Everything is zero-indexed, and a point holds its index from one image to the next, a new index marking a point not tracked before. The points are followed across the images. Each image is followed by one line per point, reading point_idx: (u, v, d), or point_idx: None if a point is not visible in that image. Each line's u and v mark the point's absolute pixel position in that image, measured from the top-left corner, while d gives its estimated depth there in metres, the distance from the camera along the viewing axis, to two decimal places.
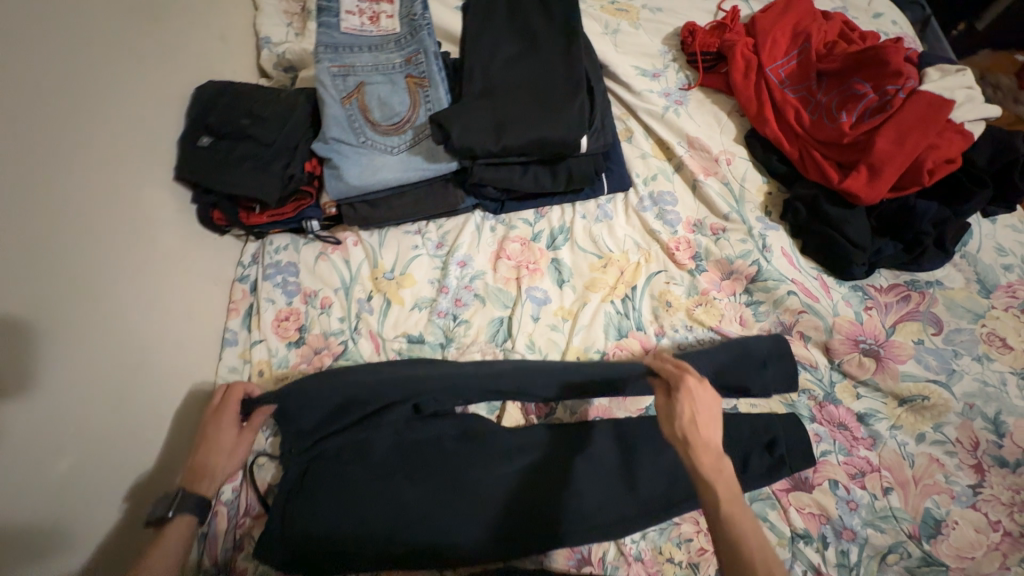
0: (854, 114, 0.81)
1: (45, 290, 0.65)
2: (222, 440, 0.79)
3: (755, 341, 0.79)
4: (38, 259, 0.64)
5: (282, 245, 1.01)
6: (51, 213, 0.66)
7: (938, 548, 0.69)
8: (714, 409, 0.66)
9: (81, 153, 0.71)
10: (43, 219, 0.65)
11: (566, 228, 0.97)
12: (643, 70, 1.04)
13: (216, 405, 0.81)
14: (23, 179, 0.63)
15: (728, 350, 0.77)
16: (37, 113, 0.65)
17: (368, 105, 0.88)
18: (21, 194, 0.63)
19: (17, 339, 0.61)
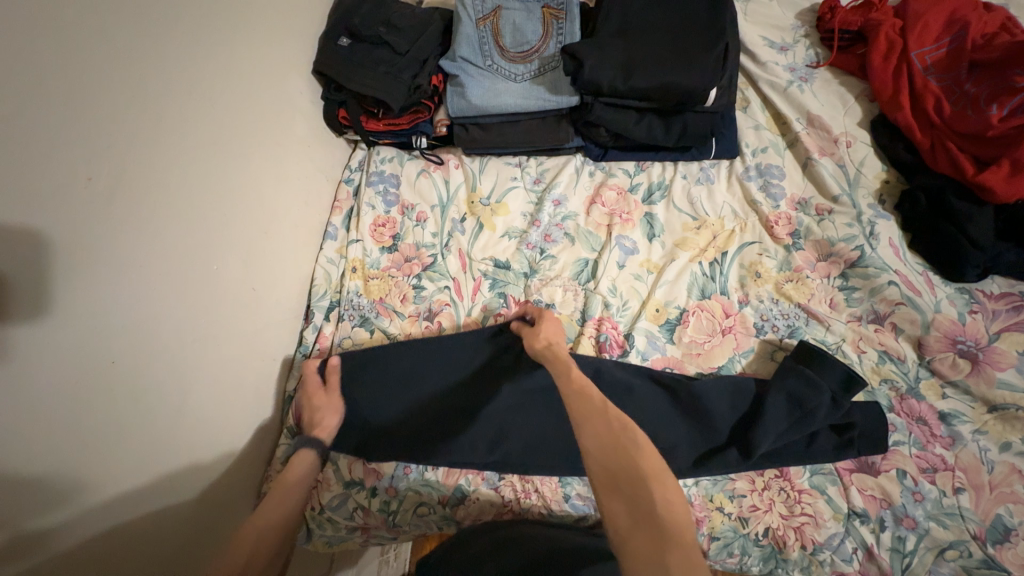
0: (1006, 108, 0.76)
1: (203, 145, 0.73)
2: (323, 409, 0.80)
3: (826, 370, 0.77)
4: (204, 112, 0.73)
5: (387, 157, 1.06)
6: (215, 73, 0.75)
7: (1003, 554, 0.68)
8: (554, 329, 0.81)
9: (243, 30, 0.80)
10: (208, 77, 0.74)
11: (665, 185, 0.97)
12: (771, 42, 1.02)
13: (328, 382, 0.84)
14: (201, 35, 0.72)
15: (798, 375, 0.77)
16: None
17: (501, 30, 0.91)
18: (198, 47, 0.72)
19: (180, 177, 0.70)
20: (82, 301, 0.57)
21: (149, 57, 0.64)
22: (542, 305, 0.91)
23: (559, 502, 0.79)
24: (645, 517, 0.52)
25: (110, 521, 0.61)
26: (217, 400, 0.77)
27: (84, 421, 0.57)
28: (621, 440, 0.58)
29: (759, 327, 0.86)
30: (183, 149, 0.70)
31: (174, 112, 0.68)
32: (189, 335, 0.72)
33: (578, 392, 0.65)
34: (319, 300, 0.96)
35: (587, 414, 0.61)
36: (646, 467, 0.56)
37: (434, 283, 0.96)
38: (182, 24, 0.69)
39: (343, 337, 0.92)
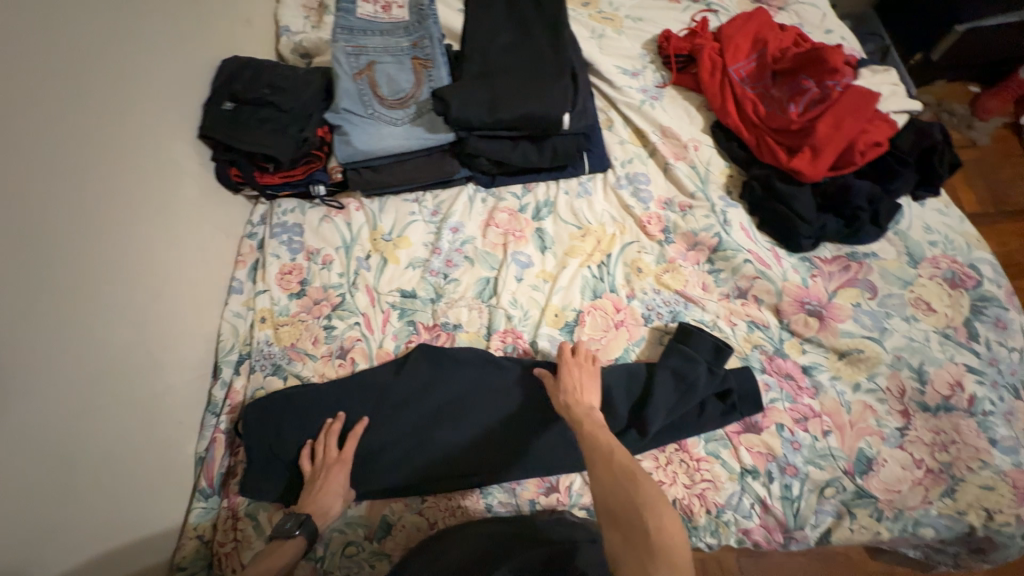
0: (801, 105, 0.94)
1: (79, 218, 0.74)
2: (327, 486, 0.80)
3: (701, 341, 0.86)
4: (80, 187, 0.75)
5: (289, 208, 1.09)
6: (89, 150, 0.77)
7: (869, 482, 0.77)
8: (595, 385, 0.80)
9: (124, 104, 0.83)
10: (83, 153, 0.75)
11: (550, 202, 1.07)
12: (624, 69, 1.17)
13: (327, 450, 0.84)
14: (71, 114, 0.74)
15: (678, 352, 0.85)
16: (87, 63, 0.77)
17: (377, 82, 0.99)
18: (67, 127, 0.73)
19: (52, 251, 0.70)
20: None
21: (18, 142, 0.66)
22: (450, 326, 0.96)
23: (483, 512, 0.82)
24: (641, 546, 0.56)
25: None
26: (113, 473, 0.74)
27: None
28: (622, 482, 0.61)
29: (646, 316, 0.95)
30: (58, 226, 0.71)
31: (42, 191, 0.69)
32: (71, 411, 0.70)
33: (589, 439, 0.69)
34: (226, 355, 0.96)
35: (597, 458, 0.65)
36: (646, 506, 0.58)
37: (345, 321, 0.98)
38: (52, 106, 0.71)
39: (256, 388, 0.92)
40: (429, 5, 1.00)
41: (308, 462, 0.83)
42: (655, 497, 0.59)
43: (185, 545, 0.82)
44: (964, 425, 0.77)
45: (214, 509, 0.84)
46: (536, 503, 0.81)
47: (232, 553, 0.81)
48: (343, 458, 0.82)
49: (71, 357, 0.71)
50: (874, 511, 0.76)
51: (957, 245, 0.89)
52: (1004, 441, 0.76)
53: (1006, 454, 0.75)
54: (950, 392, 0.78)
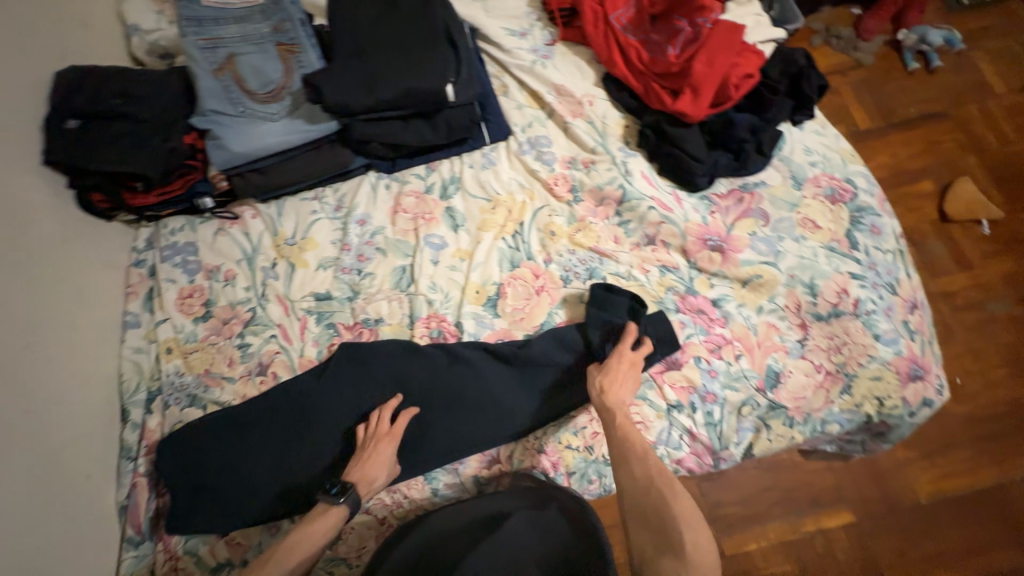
0: (677, 46, 0.96)
1: None
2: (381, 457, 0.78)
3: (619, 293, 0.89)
4: None
5: (177, 227, 1.00)
6: None
7: (779, 394, 0.84)
8: (627, 381, 0.80)
9: None
10: None
11: (457, 178, 1.04)
12: (511, 30, 1.13)
13: (386, 424, 0.80)
14: None
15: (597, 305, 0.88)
16: None
17: (242, 76, 0.91)
18: None
19: None
20: None
21: None
22: (371, 322, 0.93)
23: (430, 497, 0.83)
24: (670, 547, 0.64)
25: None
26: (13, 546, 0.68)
27: None
28: (653, 487, 0.68)
29: (564, 278, 0.96)
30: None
31: None
32: None
33: (624, 438, 0.73)
34: (133, 395, 0.89)
35: (632, 460, 0.71)
36: (677, 512, 0.65)
37: (259, 336, 0.93)
38: None
39: (173, 423, 0.87)
40: None
41: (361, 431, 0.81)
42: (686, 505, 0.66)
43: None
44: (852, 326, 0.84)
45: (148, 556, 0.80)
46: (480, 477, 0.84)
47: None
48: (396, 431, 0.80)
49: None
50: (786, 419, 0.83)
51: (834, 163, 0.95)
52: (886, 334, 0.84)
53: (889, 345, 0.83)
54: (837, 300, 0.85)
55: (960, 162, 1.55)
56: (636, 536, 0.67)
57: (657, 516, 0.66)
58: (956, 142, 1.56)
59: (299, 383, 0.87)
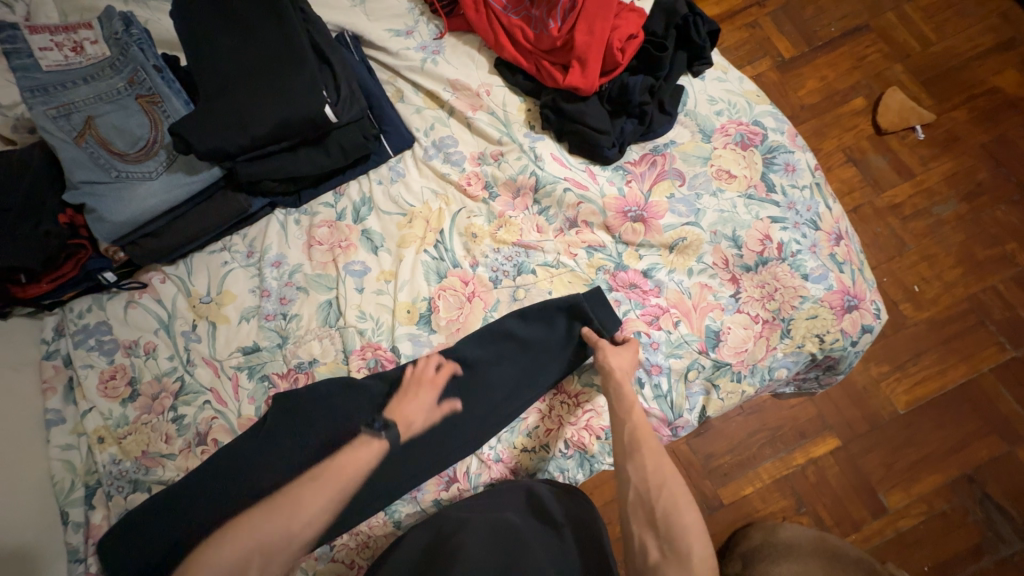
0: (559, 18, 0.92)
1: None
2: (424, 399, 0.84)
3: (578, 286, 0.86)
4: None
5: (84, 308, 0.95)
6: None
7: (722, 352, 0.83)
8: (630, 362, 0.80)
9: None
10: None
11: (367, 198, 1.00)
12: (396, 30, 1.07)
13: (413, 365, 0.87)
14: None
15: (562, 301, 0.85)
16: None
17: (106, 138, 0.85)
18: None
19: None
20: None
21: None
22: (305, 365, 0.90)
23: (394, 531, 0.82)
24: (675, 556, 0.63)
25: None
26: None
27: None
28: (664, 487, 0.68)
29: (494, 278, 0.93)
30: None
31: None
32: None
33: (637, 436, 0.72)
34: (70, 495, 0.85)
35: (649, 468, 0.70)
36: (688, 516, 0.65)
37: (193, 405, 0.89)
38: None
39: (121, 512, 0.84)
40: (127, 32, 0.86)
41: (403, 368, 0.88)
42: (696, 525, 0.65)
43: None
44: (780, 271, 0.83)
45: None
46: (441, 500, 0.83)
47: None
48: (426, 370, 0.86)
49: None
50: (733, 375, 0.83)
51: (739, 107, 0.93)
52: (814, 272, 0.83)
53: (819, 282, 0.83)
54: (762, 248, 0.84)
55: (886, 72, 1.54)
56: (643, 541, 0.66)
57: (666, 519, 0.65)
58: (880, 52, 1.55)
59: (244, 442, 0.85)
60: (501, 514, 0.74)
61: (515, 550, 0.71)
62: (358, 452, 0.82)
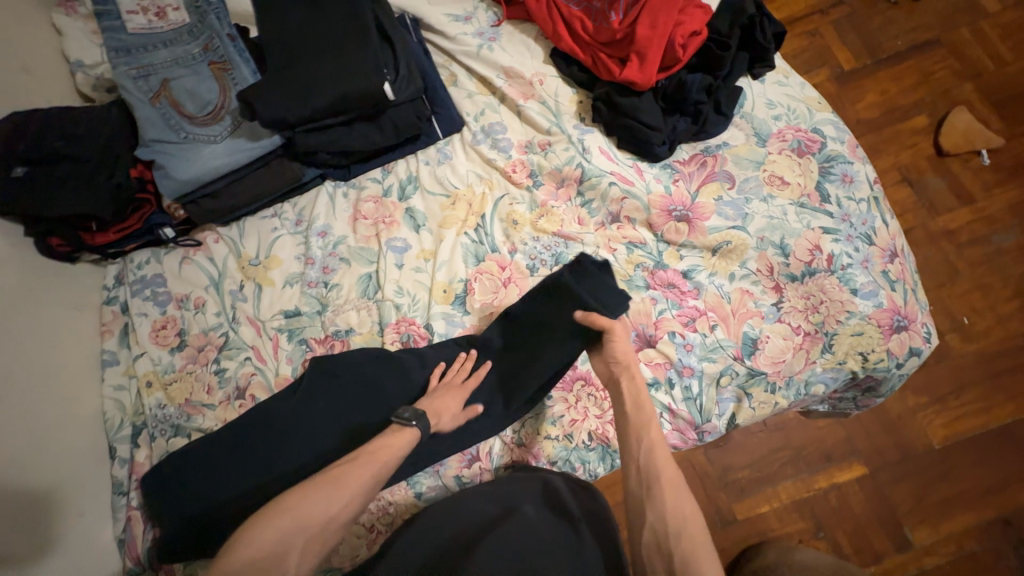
0: (621, 12, 0.91)
1: None
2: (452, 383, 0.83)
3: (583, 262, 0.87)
4: None
5: (143, 260, 1.01)
6: None
7: (758, 361, 0.81)
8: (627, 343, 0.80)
9: None
10: None
11: (413, 177, 1.02)
12: (455, 15, 1.09)
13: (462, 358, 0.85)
14: None
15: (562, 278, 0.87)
16: None
17: (178, 100, 0.90)
18: None
19: None
20: None
21: None
22: (342, 333, 0.93)
23: (414, 502, 0.83)
24: None
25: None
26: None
27: None
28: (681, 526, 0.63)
29: (531, 266, 0.94)
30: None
31: None
32: None
33: (652, 469, 0.67)
34: (119, 432, 0.91)
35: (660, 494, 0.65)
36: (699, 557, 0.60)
37: (234, 360, 0.94)
38: None
39: (161, 454, 0.89)
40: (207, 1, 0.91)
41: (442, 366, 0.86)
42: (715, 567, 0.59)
43: None
44: (828, 284, 0.81)
45: None
46: (462, 477, 0.84)
47: None
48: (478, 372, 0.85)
49: None
50: (767, 385, 0.81)
51: (799, 113, 0.90)
52: (864, 287, 0.80)
53: (868, 298, 0.80)
54: (810, 258, 0.82)
55: (954, 90, 1.46)
56: None
57: (681, 562, 0.60)
58: (949, 69, 1.47)
59: (280, 400, 0.88)
60: (518, 506, 0.75)
61: (534, 542, 0.71)
62: (392, 441, 0.73)
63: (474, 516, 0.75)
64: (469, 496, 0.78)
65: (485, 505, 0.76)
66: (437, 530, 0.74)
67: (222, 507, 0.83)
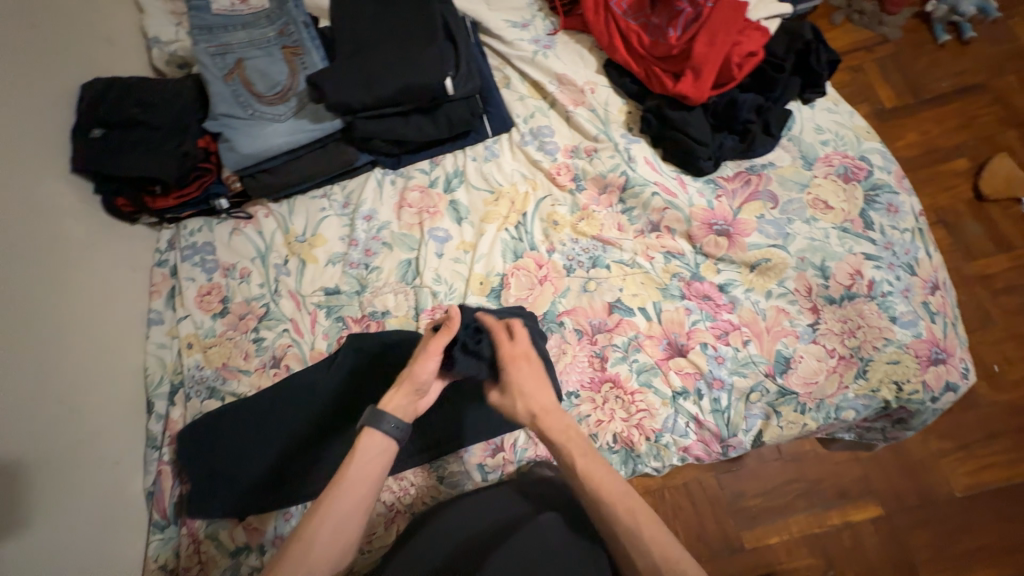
0: (679, 28, 0.94)
1: None
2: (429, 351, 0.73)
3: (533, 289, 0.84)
4: None
5: (195, 228, 1.05)
6: None
7: (789, 380, 0.81)
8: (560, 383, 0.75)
9: None
10: None
11: (460, 171, 1.05)
12: (513, 21, 1.13)
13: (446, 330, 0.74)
14: None
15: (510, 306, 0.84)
16: None
17: (249, 79, 0.95)
18: None
19: None
20: None
21: None
22: (378, 314, 0.96)
23: (435, 485, 0.84)
24: None
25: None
26: (55, 521, 0.75)
27: None
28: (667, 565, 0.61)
29: (568, 267, 0.95)
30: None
31: None
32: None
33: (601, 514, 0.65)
34: (158, 388, 0.94)
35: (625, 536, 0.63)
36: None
37: (273, 331, 0.97)
38: None
39: (194, 414, 0.91)
40: None
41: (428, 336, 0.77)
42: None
43: None
44: (867, 309, 0.81)
45: (173, 539, 0.85)
46: (485, 466, 0.84)
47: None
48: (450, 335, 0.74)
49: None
50: (798, 405, 0.81)
51: (847, 141, 0.91)
52: (904, 316, 0.80)
53: (907, 328, 0.80)
54: (851, 282, 0.82)
55: (998, 137, 1.45)
56: None
57: None
58: (995, 115, 1.47)
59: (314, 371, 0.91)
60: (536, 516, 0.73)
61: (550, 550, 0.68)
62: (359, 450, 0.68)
63: (488, 517, 0.75)
64: (490, 493, 0.79)
65: (504, 508, 0.76)
66: (458, 529, 0.74)
67: (248, 471, 0.85)
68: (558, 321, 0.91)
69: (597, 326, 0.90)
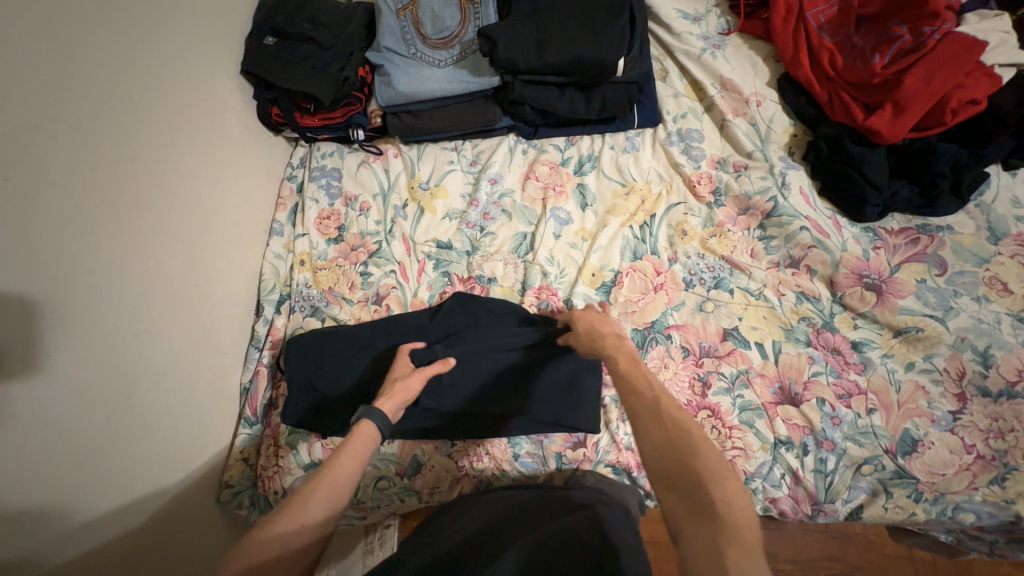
0: (887, 55, 0.85)
1: (141, 151, 0.78)
2: (397, 372, 0.78)
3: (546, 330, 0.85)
4: (140, 120, 0.78)
5: (328, 152, 1.08)
6: (144, 84, 0.79)
7: (911, 463, 0.74)
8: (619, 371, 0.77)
9: (174, 40, 0.86)
10: (142, 89, 0.79)
11: (594, 156, 1.01)
12: (685, 13, 1.06)
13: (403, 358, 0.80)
14: (136, 51, 0.78)
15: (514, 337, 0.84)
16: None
17: (420, 19, 0.97)
18: (127, 62, 0.76)
19: (128, 185, 0.75)
20: (40, 292, 0.61)
21: (85, 67, 0.69)
22: (484, 279, 0.95)
23: (509, 461, 0.84)
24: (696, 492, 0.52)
25: (69, 521, 0.63)
26: (180, 389, 0.81)
27: (46, 411, 0.61)
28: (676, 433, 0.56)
29: (687, 281, 0.91)
30: (93, 142, 0.70)
31: (120, 119, 0.74)
32: (140, 328, 0.75)
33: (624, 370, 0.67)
34: (268, 295, 0.99)
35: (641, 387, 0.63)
36: (710, 466, 0.53)
37: (380, 269, 0.98)
38: (119, 40, 0.75)
39: (296, 327, 0.95)
40: None
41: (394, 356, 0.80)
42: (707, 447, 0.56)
43: (231, 466, 0.88)
44: None
45: (257, 436, 0.90)
46: (563, 456, 0.83)
47: (274, 476, 0.86)
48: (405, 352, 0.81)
49: (137, 282, 0.76)
50: (913, 492, 0.74)
51: None
52: None
53: None
54: (1016, 379, 0.73)
55: None
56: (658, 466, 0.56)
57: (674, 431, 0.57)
58: None
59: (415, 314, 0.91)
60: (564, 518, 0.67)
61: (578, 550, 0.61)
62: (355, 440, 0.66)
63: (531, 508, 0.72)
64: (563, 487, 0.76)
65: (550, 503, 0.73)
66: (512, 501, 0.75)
67: (328, 397, 0.86)
68: (665, 334, 0.87)
69: (705, 350, 0.85)
